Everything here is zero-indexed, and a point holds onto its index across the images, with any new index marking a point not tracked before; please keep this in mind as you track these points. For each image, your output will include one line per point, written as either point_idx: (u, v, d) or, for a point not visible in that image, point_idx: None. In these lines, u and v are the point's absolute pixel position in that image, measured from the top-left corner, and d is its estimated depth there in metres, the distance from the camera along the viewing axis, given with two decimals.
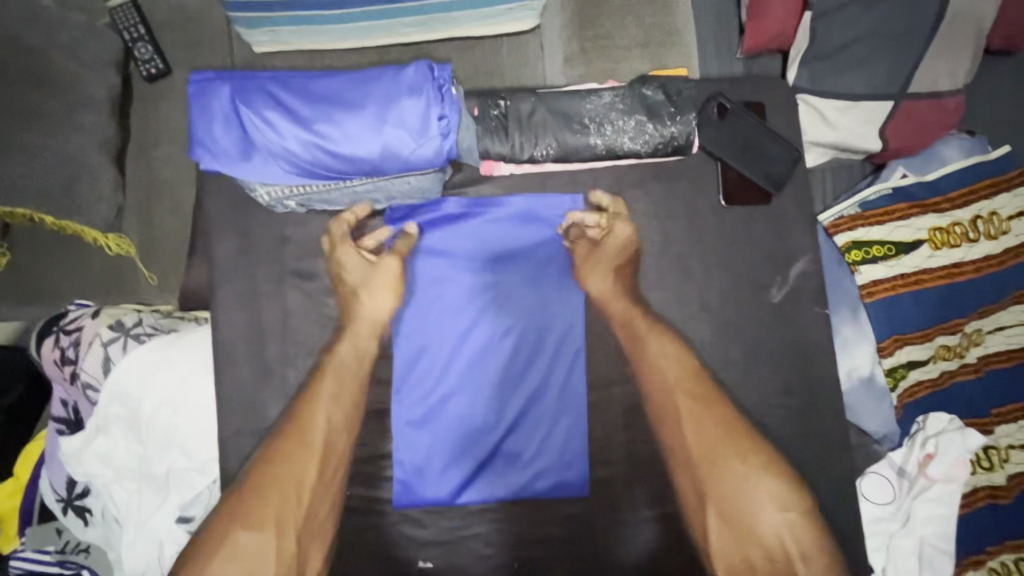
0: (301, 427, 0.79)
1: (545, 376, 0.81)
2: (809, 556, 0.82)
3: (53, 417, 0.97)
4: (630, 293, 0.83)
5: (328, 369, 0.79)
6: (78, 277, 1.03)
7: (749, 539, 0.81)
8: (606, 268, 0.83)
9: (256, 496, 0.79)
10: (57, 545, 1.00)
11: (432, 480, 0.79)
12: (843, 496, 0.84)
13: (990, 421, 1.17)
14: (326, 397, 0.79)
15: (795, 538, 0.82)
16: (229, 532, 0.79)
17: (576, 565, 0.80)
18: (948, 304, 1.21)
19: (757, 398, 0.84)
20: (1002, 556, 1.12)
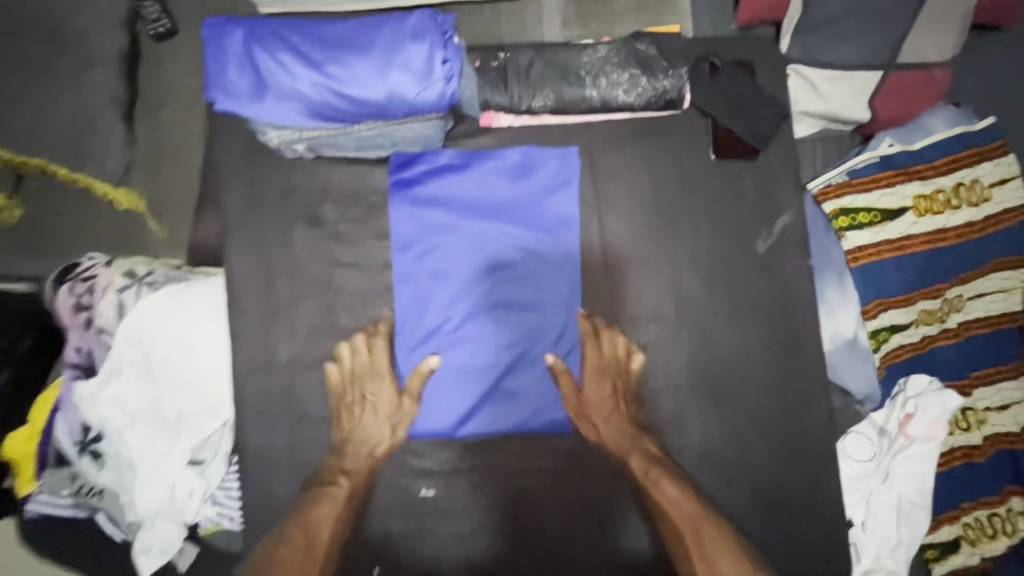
0: (308, 537, 0.82)
1: (542, 332, 0.85)
2: (784, 488, 0.88)
3: (66, 363, 1.00)
4: (629, 427, 0.86)
5: (328, 487, 0.82)
6: (87, 233, 1.05)
7: (730, 469, 0.87)
8: (608, 404, 0.86)
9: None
10: (71, 488, 1.05)
11: (436, 416, 0.84)
12: (817, 437, 0.89)
13: (969, 383, 1.24)
14: (330, 513, 0.82)
15: (769, 472, 0.88)
16: None
17: (569, 498, 0.84)
18: (931, 270, 1.27)
19: (741, 346, 0.88)
20: (975, 513, 1.21)
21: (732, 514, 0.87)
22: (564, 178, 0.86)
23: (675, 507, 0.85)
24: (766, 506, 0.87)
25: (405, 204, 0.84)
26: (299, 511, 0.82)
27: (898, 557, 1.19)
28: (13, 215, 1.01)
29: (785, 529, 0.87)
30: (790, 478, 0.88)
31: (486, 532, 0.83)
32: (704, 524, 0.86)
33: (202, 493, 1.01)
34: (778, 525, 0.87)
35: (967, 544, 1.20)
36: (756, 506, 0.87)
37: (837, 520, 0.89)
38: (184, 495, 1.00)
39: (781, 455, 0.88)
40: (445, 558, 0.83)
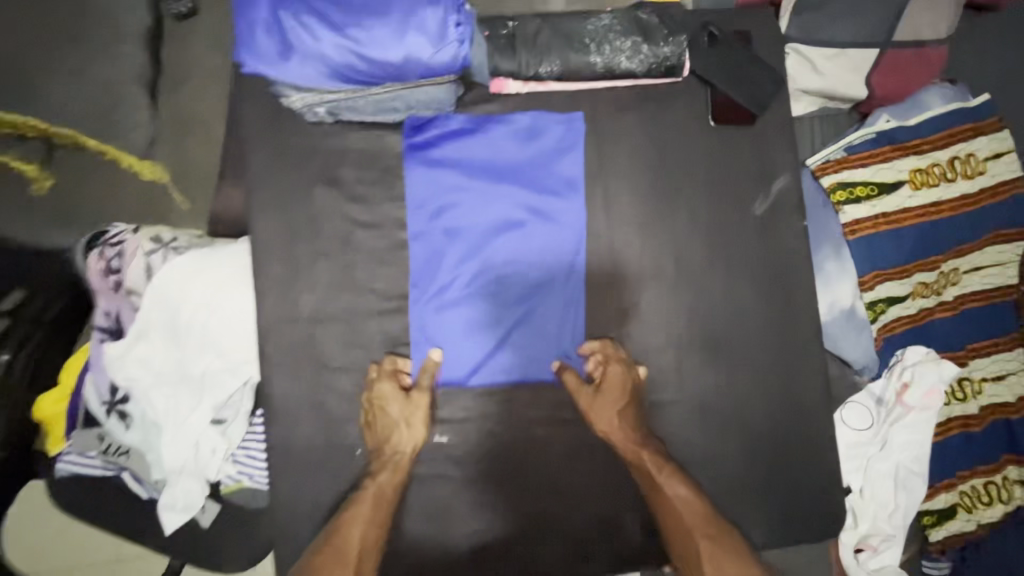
0: (338, 544, 0.79)
1: (548, 289, 0.89)
2: (783, 439, 0.91)
3: (97, 326, 1.05)
4: (638, 430, 0.87)
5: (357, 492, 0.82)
6: (115, 203, 1.11)
7: (731, 418, 0.91)
8: (614, 407, 0.86)
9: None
10: (98, 448, 1.10)
11: (449, 367, 0.88)
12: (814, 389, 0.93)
13: (965, 355, 1.35)
14: (358, 517, 0.81)
15: (770, 423, 0.91)
16: None
17: (575, 443, 0.89)
18: (926, 241, 1.34)
19: (739, 303, 0.92)
20: (972, 480, 1.35)
21: (732, 461, 0.90)
22: (568, 143, 0.91)
23: (689, 509, 0.82)
24: (767, 456, 0.91)
25: (420, 167, 0.89)
26: (320, 456, 0.86)
27: (895, 521, 1.32)
28: (42, 184, 1.07)
29: (783, 477, 0.91)
30: (789, 428, 0.91)
31: (497, 476, 0.88)
32: (702, 468, 0.90)
33: (225, 450, 1.06)
34: (776, 473, 0.91)
35: (964, 510, 1.34)
36: (756, 454, 0.91)
37: (832, 468, 0.93)
38: (207, 452, 1.05)
39: (780, 407, 0.91)
40: (458, 499, 0.87)
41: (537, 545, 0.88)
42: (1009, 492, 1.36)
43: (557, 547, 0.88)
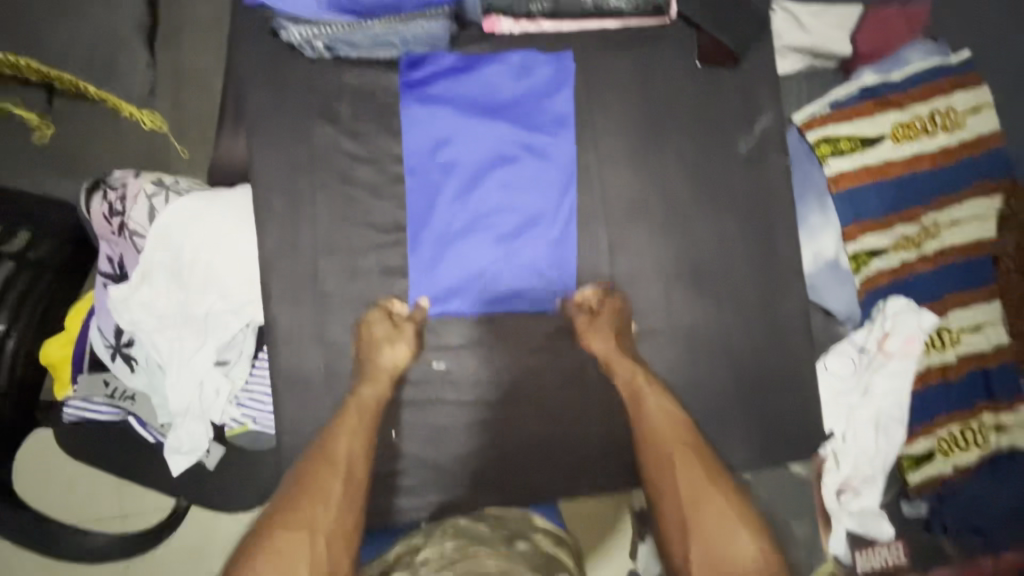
0: (326, 449, 0.85)
1: (542, 224, 0.93)
2: (764, 366, 0.97)
3: (100, 272, 1.08)
4: (628, 351, 0.93)
5: (352, 405, 0.88)
6: (113, 151, 1.12)
7: (715, 344, 0.96)
8: (608, 331, 0.91)
9: (290, 514, 0.78)
10: (105, 392, 1.11)
11: (447, 296, 0.92)
12: (795, 319, 0.98)
13: (945, 306, 1.40)
14: (346, 427, 0.86)
15: (751, 349, 0.97)
16: (269, 534, 0.76)
17: (567, 368, 0.94)
18: (905, 194, 1.39)
19: (723, 237, 0.96)
20: (949, 427, 1.42)
21: (716, 386, 0.95)
22: (558, 82, 0.94)
23: (668, 420, 0.90)
24: (748, 381, 0.96)
25: (416, 104, 0.92)
26: (323, 382, 0.90)
27: (875, 463, 1.39)
28: (44, 133, 1.08)
29: (765, 401, 0.96)
30: (769, 355, 0.96)
31: (493, 400, 0.92)
32: (688, 392, 0.95)
33: (228, 392, 1.09)
34: (758, 398, 0.96)
35: (941, 454, 1.41)
36: (738, 379, 0.96)
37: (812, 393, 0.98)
38: (211, 394, 1.08)
39: (761, 335, 0.96)
40: (455, 422, 0.92)
41: (531, 465, 0.93)
42: (986, 437, 1.43)
43: (551, 468, 0.93)
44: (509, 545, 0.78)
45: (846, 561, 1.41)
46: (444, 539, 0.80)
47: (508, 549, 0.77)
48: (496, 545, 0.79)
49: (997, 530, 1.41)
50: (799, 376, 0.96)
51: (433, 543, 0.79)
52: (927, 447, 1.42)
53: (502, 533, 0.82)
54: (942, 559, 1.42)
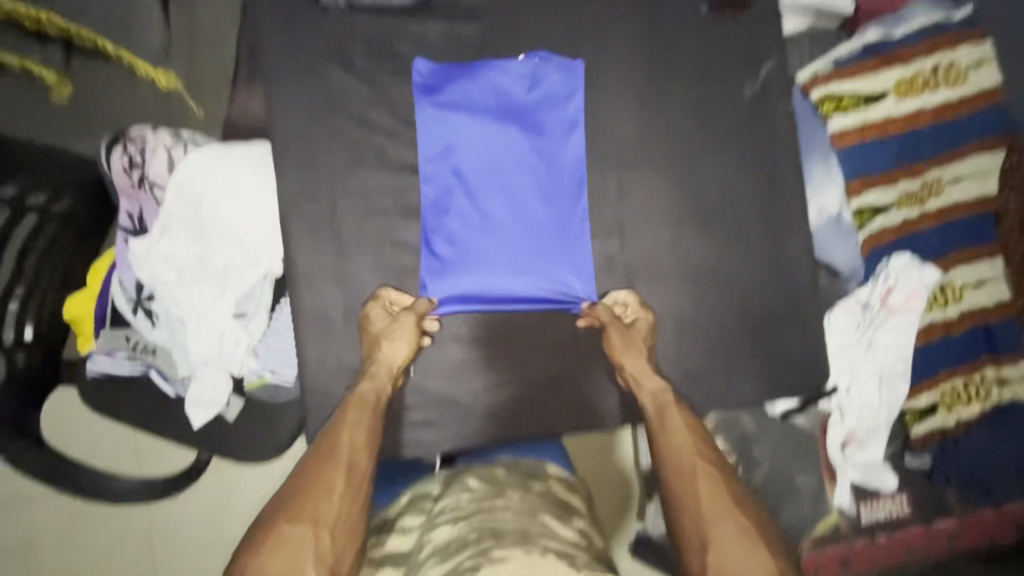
0: (328, 447, 0.82)
1: (555, 228, 0.96)
2: (766, 300, 1.02)
3: (119, 227, 1.10)
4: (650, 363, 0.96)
5: (355, 400, 0.88)
6: (131, 108, 1.16)
7: (718, 281, 1.01)
8: (638, 349, 0.96)
9: (293, 508, 0.73)
10: (126, 346, 1.13)
11: (458, 296, 0.95)
12: (795, 257, 1.03)
13: (947, 263, 1.43)
14: (347, 421, 0.85)
15: (755, 284, 1.02)
16: (273, 529, 0.71)
17: (578, 305, 0.98)
18: (909, 149, 1.41)
19: (727, 180, 1.01)
20: (953, 381, 1.44)
21: (722, 323, 1.01)
22: (570, 88, 0.96)
23: (687, 433, 0.90)
24: (750, 316, 1.02)
25: (428, 106, 0.94)
26: (344, 319, 0.94)
27: (879, 416, 1.42)
28: (62, 92, 1.13)
29: (766, 333, 1.02)
30: (770, 291, 1.02)
31: (494, 334, 0.98)
32: (691, 326, 1.00)
33: (247, 343, 1.11)
34: (760, 335, 1.02)
35: (944, 407, 1.44)
36: (741, 313, 1.02)
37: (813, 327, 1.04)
38: (230, 345, 1.10)
39: (762, 271, 1.02)
40: (469, 357, 0.98)
41: (544, 397, 0.99)
42: (988, 391, 1.46)
43: (562, 401, 0.99)
44: (524, 487, 0.84)
45: (851, 514, 1.44)
46: (462, 486, 0.86)
47: (522, 493, 0.83)
48: (511, 487, 0.84)
49: (997, 480, 1.47)
50: (797, 309, 1.03)
51: (452, 491, 0.85)
52: (930, 400, 1.44)
53: (517, 475, 0.87)
54: (944, 509, 1.47)
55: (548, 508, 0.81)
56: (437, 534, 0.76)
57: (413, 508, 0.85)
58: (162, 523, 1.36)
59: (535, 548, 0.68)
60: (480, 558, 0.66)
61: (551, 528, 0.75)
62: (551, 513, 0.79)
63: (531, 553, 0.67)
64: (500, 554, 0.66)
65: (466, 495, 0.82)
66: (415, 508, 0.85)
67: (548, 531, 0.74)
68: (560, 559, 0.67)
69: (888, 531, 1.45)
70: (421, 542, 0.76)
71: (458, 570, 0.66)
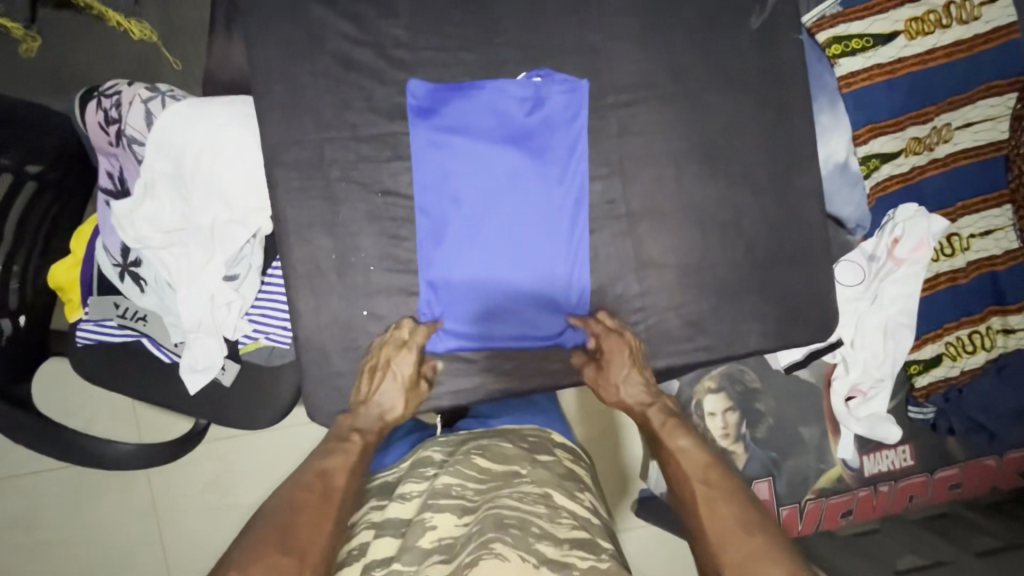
0: (322, 484, 0.79)
1: (552, 257, 0.94)
2: (773, 246, 0.99)
3: (101, 188, 1.06)
4: (647, 386, 0.96)
5: (345, 443, 0.86)
6: (104, 60, 1.10)
7: (724, 227, 0.98)
8: (629, 378, 0.95)
9: (285, 538, 0.70)
10: (116, 314, 1.11)
11: (455, 331, 0.95)
12: (804, 200, 0.99)
13: (954, 212, 1.40)
14: (344, 464, 0.83)
15: (764, 229, 0.99)
16: (258, 562, 0.67)
17: (580, 255, 0.95)
18: (919, 92, 1.36)
19: (736, 118, 0.97)
20: (958, 332, 1.43)
21: (731, 268, 0.98)
22: (570, 110, 0.92)
23: (687, 456, 0.87)
24: (758, 263, 0.99)
25: (424, 129, 0.90)
26: (338, 275, 0.91)
27: (884, 367, 1.39)
28: (32, 47, 1.07)
29: (774, 281, 1.00)
30: (778, 237, 0.99)
31: (503, 292, 0.94)
32: (698, 275, 0.98)
33: (240, 305, 1.08)
34: (769, 279, 0.99)
35: (949, 357, 1.43)
36: (748, 261, 0.99)
37: (824, 273, 1.01)
38: (223, 308, 1.07)
39: (770, 215, 0.99)
40: (471, 316, 0.95)
41: (547, 350, 0.98)
42: (992, 341, 1.45)
43: (565, 353, 0.97)
44: (532, 461, 0.89)
45: (852, 465, 1.45)
46: (467, 464, 0.86)
47: (532, 467, 0.88)
48: (519, 463, 0.89)
49: (1006, 430, 1.45)
50: (805, 254, 1.00)
51: (451, 471, 0.84)
52: (935, 351, 1.42)
53: (524, 448, 0.92)
54: (947, 459, 1.47)
55: (556, 483, 0.86)
56: (434, 518, 0.75)
57: (417, 471, 0.88)
58: (166, 493, 1.36)
59: (530, 557, 0.66)
60: (481, 550, 0.65)
61: (555, 509, 0.78)
62: (559, 489, 0.84)
63: (525, 560, 0.65)
64: (501, 550, 0.66)
65: (470, 480, 0.83)
66: (416, 472, 0.87)
67: (548, 527, 0.74)
68: (552, 573, 0.65)
69: (890, 482, 1.46)
70: (419, 510, 0.77)
71: (460, 567, 0.66)
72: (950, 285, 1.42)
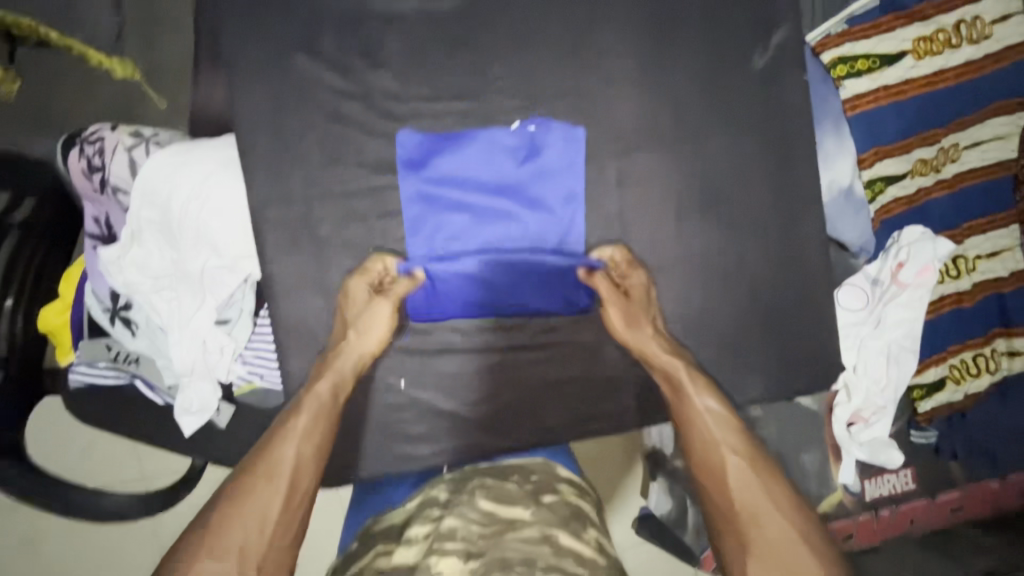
0: (271, 460, 0.81)
1: (546, 306, 0.93)
2: (774, 289, 0.97)
3: (87, 233, 1.03)
4: (666, 340, 0.94)
5: (299, 407, 0.87)
6: (88, 100, 1.08)
7: (724, 273, 0.95)
8: (644, 319, 0.93)
9: (221, 532, 0.74)
10: (108, 356, 1.09)
11: (449, 381, 0.94)
12: (808, 244, 0.96)
13: (961, 233, 1.37)
14: (298, 432, 0.84)
15: (767, 273, 0.96)
16: (192, 564, 0.71)
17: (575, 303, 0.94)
18: (926, 114, 1.32)
19: (738, 161, 0.94)
20: (961, 355, 1.41)
21: (731, 312, 0.96)
22: (566, 158, 0.90)
23: (715, 421, 0.91)
24: (759, 309, 0.96)
25: (414, 182, 0.89)
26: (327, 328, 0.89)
27: (886, 394, 1.37)
28: (12, 88, 1.04)
29: (775, 324, 0.98)
30: (778, 281, 0.97)
31: (497, 343, 0.94)
32: (700, 319, 0.96)
33: (233, 349, 1.05)
34: (771, 324, 0.97)
35: (952, 381, 1.41)
36: (749, 304, 0.97)
37: (828, 315, 0.98)
38: (215, 352, 1.04)
39: (771, 259, 0.96)
40: (464, 369, 0.94)
41: (542, 401, 0.95)
42: (997, 363, 1.43)
43: (563, 405, 0.96)
44: (535, 501, 0.84)
45: (853, 489, 1.42)
46: (471, 505, 0.82)
47: (536, 508, 0.82)
48: (523, 503, 0.83)
49: (1006, 452, 1.44)
50: (809, 297, 0.97)
51: (457, 514, 0.80)
52: (939, 375, 1.40)
53: (527, 489, 0.86)
54: (950, 484, 1.46)
55: (561, 522, 0.80)
56: (443, 564, 0.70)
57: (420, 514, 0.84)
58: (141, 538, 1.24)
59: None
60: None
61: (560, 549, 0.74)
62: (564, 529, 0.79)
63: None
64: None
65: (474, 522, 0.78)
66: (422, 515, 0.83)
67: (556, 563, 0.70)
68: None
69: (892, 506, 1.45)
70: (425, 555, 0.72)
71: None
72: (954, 309, 1.40)
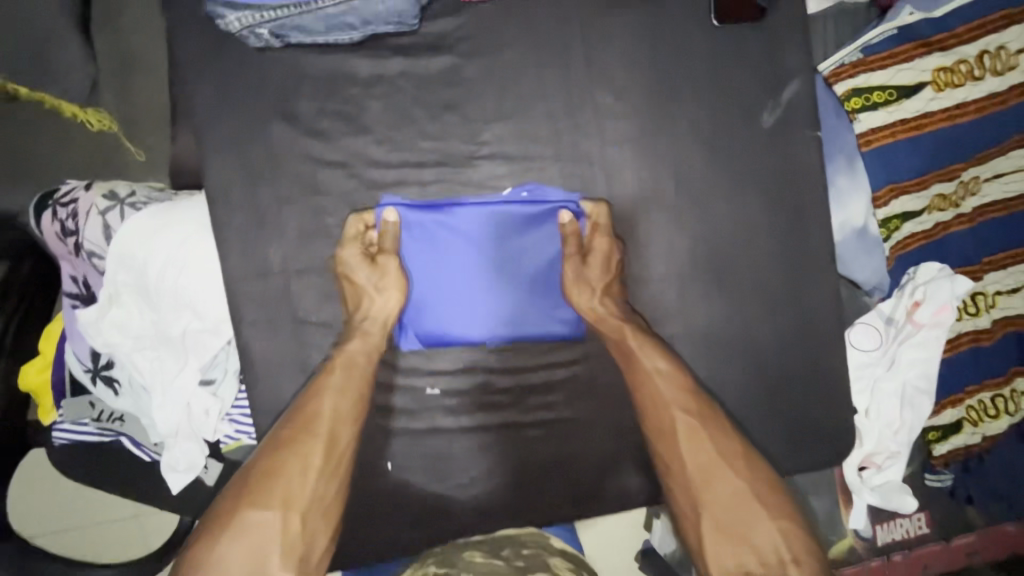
0: (307, 416, 0.88)
1: (539, 373, 0.92)
2: (777, 350, 0.97)
3: (64, 292, 1.00)
4: (624, 304, 0.93)
5: (332, 365, 0.89)
6: (57, 153, 1.02)
7: (724, 337, 0.95)
8: (595, 284, 0.92)
9: (268, 480, 0.87)
10: (92, 415, 1.03)
11: (437, 450, 0.91)
12: (813, 303, 0.97)
13: (980, 269, 1.31)
14: (332, 386, 0.88)
15: (769, 334, 0.96)
16: (245, 509, 0.86)
17: (570, 369, 0.92)
18: (944, 150, 1.25)
19: (745, 221, 0.95)
20: (980, 395, 1.34)
21: (727, 374, 0.95)
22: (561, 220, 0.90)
23: (665, 377, 0.94)
24: (758, 369, 0.96)
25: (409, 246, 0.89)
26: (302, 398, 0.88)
27: (901, 439, 1.29)
28: None
29: (779, 385, 0.97)
30: (780, 342, 0.97)
31: (484, 412, 0.91)
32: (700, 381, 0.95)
33: (219, 411, 0.99)
34: (772, 383, 0.97)
35: (970, 423, 1.35)
36: (752, 366, 0.96)
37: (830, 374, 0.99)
38: (200, 415, 0.98)
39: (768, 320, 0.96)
40: (450, 444, 0.91)
41: (531, 470, 0.93)
42: (1016, 404, 1.36)
43: (553, 481, 0.93)
44: None
45: (865, 535, 1.33)
46: None
47: None
48: None
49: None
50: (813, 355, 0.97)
51: None
52: (955, 416, 1.34)
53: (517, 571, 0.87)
54: (965, 527, 1.38)
55: None
56: None
57: None
58: None
59: None
60: None
61: None
62: None
63: None
64: None
65: None
66: None
67: None
68: None
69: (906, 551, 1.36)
70: None
71: None
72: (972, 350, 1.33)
